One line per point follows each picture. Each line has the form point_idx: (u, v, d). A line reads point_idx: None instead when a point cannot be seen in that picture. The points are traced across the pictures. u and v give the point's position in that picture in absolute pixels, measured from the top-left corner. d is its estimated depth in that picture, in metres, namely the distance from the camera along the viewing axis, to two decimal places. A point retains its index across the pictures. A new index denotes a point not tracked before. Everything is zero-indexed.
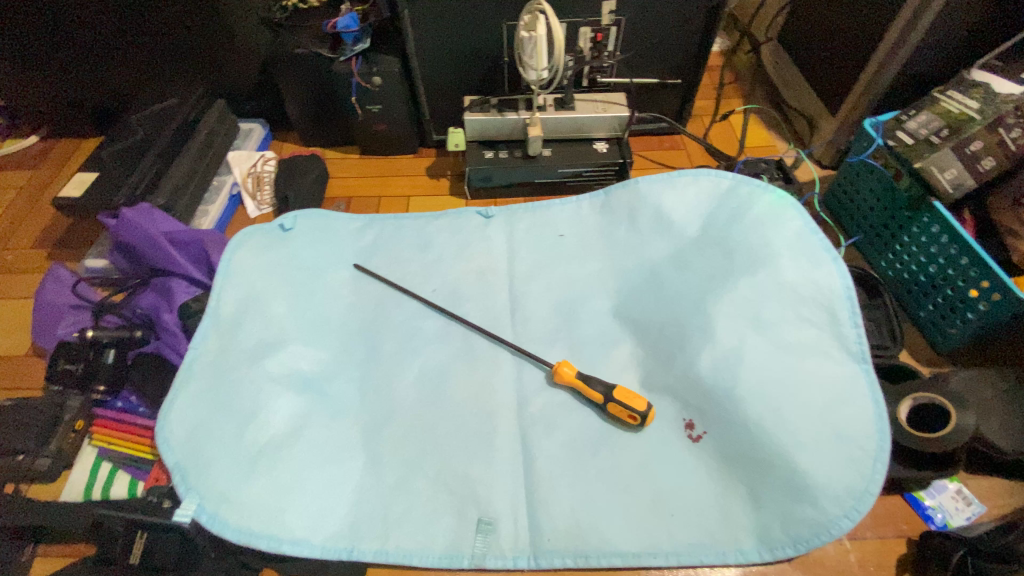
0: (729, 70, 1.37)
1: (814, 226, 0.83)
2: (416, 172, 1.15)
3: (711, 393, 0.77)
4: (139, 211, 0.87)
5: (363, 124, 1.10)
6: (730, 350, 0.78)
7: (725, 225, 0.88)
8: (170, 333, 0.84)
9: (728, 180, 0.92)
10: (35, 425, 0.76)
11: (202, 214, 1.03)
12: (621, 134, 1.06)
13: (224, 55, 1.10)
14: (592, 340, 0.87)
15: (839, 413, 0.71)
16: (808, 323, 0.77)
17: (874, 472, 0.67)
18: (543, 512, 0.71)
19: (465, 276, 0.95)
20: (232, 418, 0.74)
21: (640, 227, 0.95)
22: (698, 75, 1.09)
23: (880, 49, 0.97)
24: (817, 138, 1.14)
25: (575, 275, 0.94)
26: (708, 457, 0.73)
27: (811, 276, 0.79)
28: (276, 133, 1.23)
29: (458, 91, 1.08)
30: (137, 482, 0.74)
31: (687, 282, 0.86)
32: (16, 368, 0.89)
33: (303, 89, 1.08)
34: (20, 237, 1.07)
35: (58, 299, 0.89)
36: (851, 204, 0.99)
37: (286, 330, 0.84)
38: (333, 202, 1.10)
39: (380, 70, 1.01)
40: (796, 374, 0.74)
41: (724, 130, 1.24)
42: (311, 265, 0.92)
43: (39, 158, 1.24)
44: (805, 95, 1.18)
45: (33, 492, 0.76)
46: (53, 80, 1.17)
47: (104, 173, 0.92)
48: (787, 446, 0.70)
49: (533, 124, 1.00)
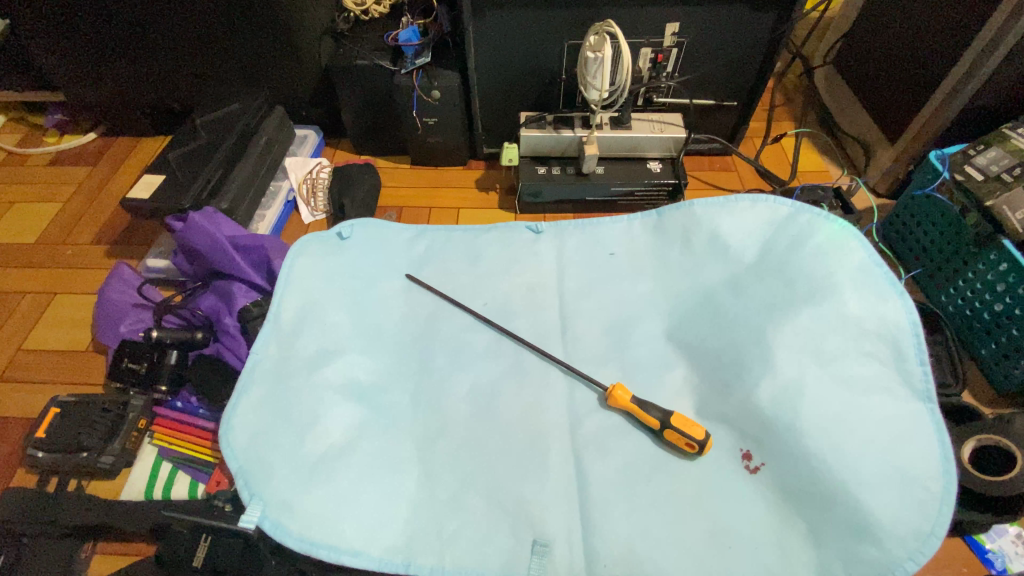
0: (780, 92, 1.36)
1: (878, 259, 0.82)
2: (466, 183, 1.16)
3: (769, 424, 0.76)
4: (204, 214, 0.90)
5: (418, 136, 1.11)
6: (789, 382, 0.77)
7: (784, 253, 0.87)
8: (231, 336, 0.85)
9: (787, 207, 0.91)
10: (100, 423, 0.77)
11: (259, 218, 1.05)
12: (676, 155, 1.06)
13: (285, 62, 1.12)
14: (645, 363, 0.87)
15: (905, 452, 0.69)
16: (871, 358, 0.76)
17: (941, 515, 0.65)
18: (599, 536, 0.71)
19: (517, 291, 0.95)
20: (293, 425, 0.75)
21: (694, 249, 0.94)
22: (755, 99, 1.08)
23: (949, 79, 0.95)
24: (873, 166, 1.13)
25: (626, 296, 0.94)
26: (765, 490, 0.73)
27: (875, 310, 0.78)
28: (328, 139, 1.25)
29: (513, 106, 1.09)
30: (197, 483, 0.76)
31: (745, 309, 0.85)
32: (77, 363, 0.91)
33: (361, 99, 1.09)
34: (81, 233, 1.10)
35: (123, 297, 0.91)
36: (911, 236, 0.97)
37: (343, 339, 0.85)
38: (384, 211, 1.12)
39: (440, 84, 1.01)
40: (861, 410, 0.73)
41: (774, 152, 1.23)
42: (367, 274, 0.93)
43: (98, 155, 1.27)
44: (861, 121, 1.17)
45: (92, 489, 0.77)
46: (116, 80, 1.20)
47: (170, 176, 0.95)
48: (851, 483, 0.69)
49: (590, 142, 1.00)
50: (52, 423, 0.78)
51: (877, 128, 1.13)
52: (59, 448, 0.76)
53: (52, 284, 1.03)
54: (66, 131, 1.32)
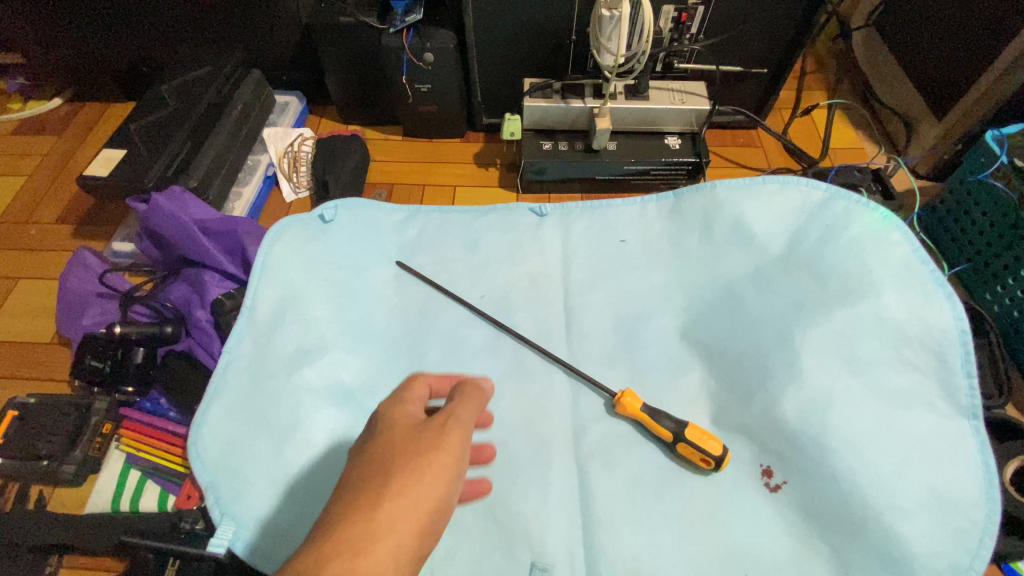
0: (812, 57, 1.23)
1: (924, 254, 0.72)
2: (464, 158, 1.06)
3: (794, 438, 0.69)
4: (171, 196, 0.81)
5: (410, 105, 1.00)
6: (820, 393, 0.69)
7: (816, 244, 0.78)
8: (203, 331, 0.78)
9: (820, 191, 0.81)
10: (63, 428, 0.71)
11: (236, 197, 0.95)
12: (697, 129, 0.95)
13: (261, 20, 1.00)
14: (656, 364, 0.79)
15: (944, 475, 0.62)
16: (912, 368, 0.68)
17: (981, 547, 0.59)
18: (603, 558, 0.66)
19: (517, 282, 0.86)
20: (267, 435, 0.68)
21: (715, 238, 0.84)
22: (788, 66, 0.97)
23: (1010, 49, 0.84)
24: (915, 145, 1.02)
25: (638, 288, 0.85)
26: (786, 511, 0.67)
27: (918, 313, 0.69)
28: (313, 107, 1.13)
29: (516, 72, 0.97)
30: (168, 494, 0.69)
31: (770, 307, 0.77)
32: (41, 357, 0.84)
33: (346, 63, 0.98)
34: (45, 211, 1.01)
35: (85, 285, 0.83)
36: (956, 226, 0.88)
37: (326, 336, 0.77)
38: (373, 188, 1.02)
39: (433, 45, 0.90)
40: (898, 428, 0.65)
41: (804, 126, 1.12)
42: (353, 263, 0.85)
43: (65, 123, 1.17)
44: (904, 93, 1.06)
45: (54, 503, 0.71)
46: (77, 39, 1.08)
47: (132, 150, 0.85)
48: (885, 510, 0.62)
49: (602, 115, 0.89)
50: (11, 426, 0.72)
51: (923, 101, 1.02)
52: (17, 455, 0.70)
53: (14, 268, 0.95)
54: (29, 96, 1.21)
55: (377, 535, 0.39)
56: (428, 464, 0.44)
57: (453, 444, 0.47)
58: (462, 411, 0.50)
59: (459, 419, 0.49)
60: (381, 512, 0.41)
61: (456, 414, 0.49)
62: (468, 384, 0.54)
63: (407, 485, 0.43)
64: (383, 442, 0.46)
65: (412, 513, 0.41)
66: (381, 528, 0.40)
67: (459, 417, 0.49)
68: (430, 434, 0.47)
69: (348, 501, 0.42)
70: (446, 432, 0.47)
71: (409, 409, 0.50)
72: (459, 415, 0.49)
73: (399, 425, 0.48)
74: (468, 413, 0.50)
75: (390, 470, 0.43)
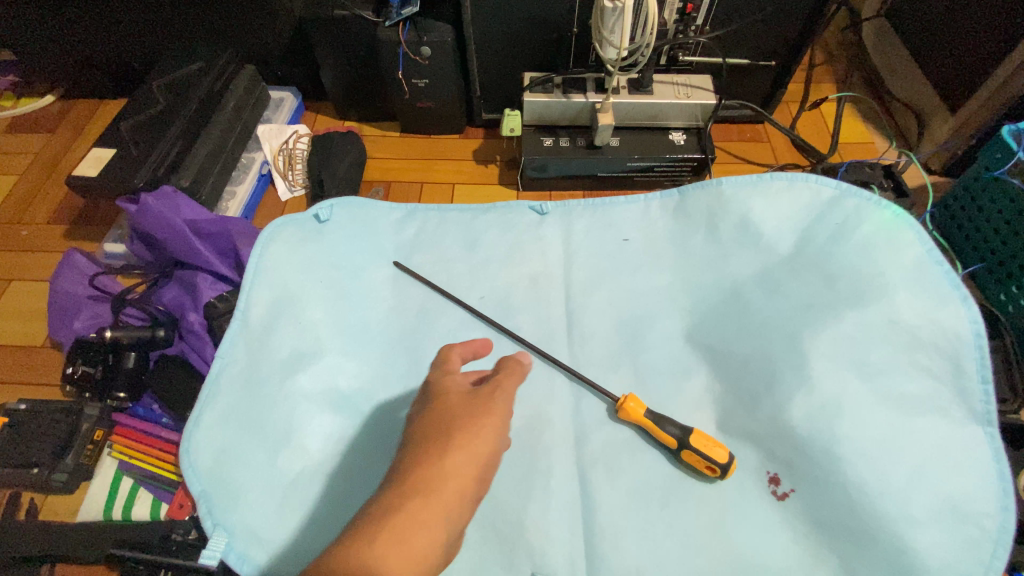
0: (820, 49, 1.19)
1: (938, 254, 0.70)
2: (463, 155, 1.04)
3: (803, 445, 0.67)
4: (161, 196, 0.79)
5: (407, 100, 0.98)
6: (829, 398, 0.67)
7: (826, 244, 0.75)
8: (195, 335, 0.76)
9: (830, 188, 0.78)
10: (52, 435, 0.71)
11: (230, 196, 0.93)
12: (702, 124, 0.92)
13: (254, 14, 0.97)
14: (661, 368, 0.77)
15: (959, 485, 0.60)
16: (925, 373, 0.65)
17: (996, 558, 0.57)
18: (604, 568, 0.64)
19: (518, 283, 0.84)
20: (261, 443, 0.66)
21: (721, 236, 0.82)
22: (796, 59, 0.94)
23: None
24: (927, 139, 0.99)
25: (641, 289, 0.83)
26: (794, 520, 0.65)
27: (932, 316, 0.67)
28: (309, 103, 1.11)
29: (516, 66, 0.95)
30: (159, 503, 0.68)
31: (778, 309, 0.75)
32: (33, 361, 0.82)
33: (341, 57, 0.95)
34: (38, 211, 0.99)
35: (76, 289, 0.81)
36: (971, 224, 0.85)
37: (321, 339, 0.75)
38: (370, 186, 1.00)
39: (430, 39, 0.87)
40: (911, 435, 0.63)
41: (812, 120, 1.09)
42: (349, 264, 0.83)
43: (57, 120, 1.15)
44: (917, 85, 1.02)
45: (45, 513, 0.70)
46: (68, 35, 1.06)
47: (122, 150, 0.83)
48: (895, 520, 0.60)
49: (604, 110, 0.86)
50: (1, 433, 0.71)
51: (935, 93, 0.99)
52: (8, 463, 0.69)
53: (6, 269, 0.93)
54: (22, 94, 1.18)
55: (434, 489, 0.43)
56: (478, 426, 0.48)
57: (502, 407, 0.51)
58: (506, 381, 0.54)
59: (505, 389, 0.53)
60: (437, 470, 0.44)
61: (502, 384, 0.53)
62: (506, 359, 0.58)
63: (462, 445, 0.46)
64: (436, 407, 0.50)
65: (465, 473, 0.45)
66: (439, 484, 0.43)
67: (503, 385, 0.53)
68: (479, 399, 0.51)
69: (409, 460, 0.46)
70: (493, 399, 0.51)
71: (456, 379, 0.54)
72: (504, 385, 0.53)
73: (448, 392, 0.52)
74: (511, 382, 0.54)
75: (446, 433, 0.47)
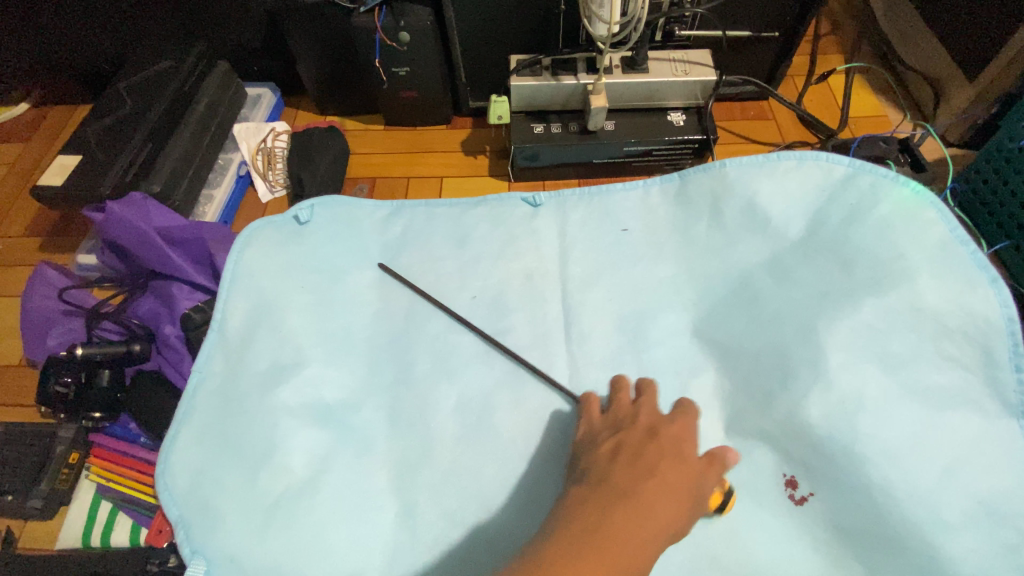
0: (825, 18, 1.13)
1: (963, 233, 0.64)
2: (451, 146, 0.98)
3: (822, 445, 0.62)
4: (129, 203, 0.75)
5: (389, 91, 0.93)
6: (849, 394, 0.62)
7: (841, 226, 0.69)
8: (172, 349, 0.73)
9: (843, 166, 0.73)
10: (24, 461, 0.67)
11: (207, 200, 0.89)
12: (703, 103, 0.87)
13: (224, 7, 0.92)
14: (666, 366, 0.72)
15: (994, 486, 0.55)
16: (952, 363, 0.60)
17: None
18: None
19: (511, 279, 0.80)
20: (241, 462, 0.62)
21: (726, 222, 0.77)
22: (801, 28, 0.87)
23: None
24: (943, 109, 0.93)
25: (643, 282, 0.78)
26: (813, 526, 0.61)
27: (959, 301, 0.61)
28: (289, 99, 1.06)
29: (501, 50, 0.89)
30: (140, 528, 0.66)
31: (791, 299, 0.69)
32: (8, 380, 0.79)
33: (318, 48, 0.90)
34: (12, 224, 0.96)
35: (48, 304, 0.78)
36: (994, 198, 0.79)
37: (304, 348, 0.71)
38: (355, 184, 0.95)
39: (408, 23, 0.82)
40: (939, 432, 0.58)
41: (820, 94, 1.03)
42: (331, 267, 0.78)
43: (32, 129, 1.11)
44: (932, 51, 0.96)
45: (25, 542, 0.66)
46: (35, 39, 1.02)
47: (88, 156, 0.79)
48: (924, 524, 0.55)
49: (597, 92, 0.81)
50: None
51: (952, 59, 0.92)
52: None
53: None
54: None
55: (664, 522, 0.46)
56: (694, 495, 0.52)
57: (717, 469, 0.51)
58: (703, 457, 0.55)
59: (721, 469, 0.53)
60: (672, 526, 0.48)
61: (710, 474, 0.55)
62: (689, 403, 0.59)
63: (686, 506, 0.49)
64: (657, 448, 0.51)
65: (664, 526, 0.46)
66: (670, 521, 0.46)
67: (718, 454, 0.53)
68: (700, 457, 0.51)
69: (633, 471, 0.48)
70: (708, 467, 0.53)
71: (691, 423, 0.54)
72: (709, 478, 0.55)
73: (678, 435, 0.52)
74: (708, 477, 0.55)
75: (685, 489, 0.49)
